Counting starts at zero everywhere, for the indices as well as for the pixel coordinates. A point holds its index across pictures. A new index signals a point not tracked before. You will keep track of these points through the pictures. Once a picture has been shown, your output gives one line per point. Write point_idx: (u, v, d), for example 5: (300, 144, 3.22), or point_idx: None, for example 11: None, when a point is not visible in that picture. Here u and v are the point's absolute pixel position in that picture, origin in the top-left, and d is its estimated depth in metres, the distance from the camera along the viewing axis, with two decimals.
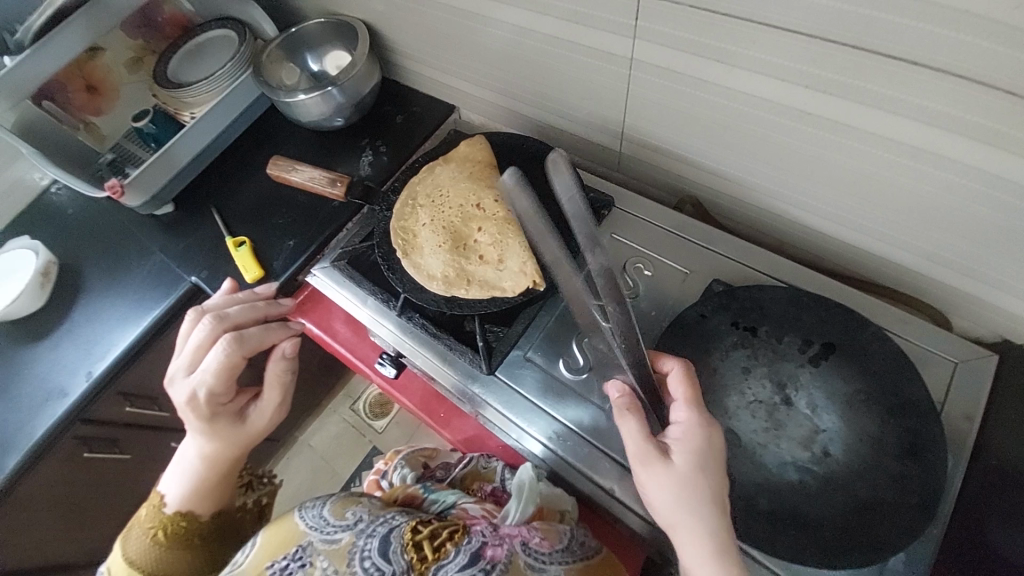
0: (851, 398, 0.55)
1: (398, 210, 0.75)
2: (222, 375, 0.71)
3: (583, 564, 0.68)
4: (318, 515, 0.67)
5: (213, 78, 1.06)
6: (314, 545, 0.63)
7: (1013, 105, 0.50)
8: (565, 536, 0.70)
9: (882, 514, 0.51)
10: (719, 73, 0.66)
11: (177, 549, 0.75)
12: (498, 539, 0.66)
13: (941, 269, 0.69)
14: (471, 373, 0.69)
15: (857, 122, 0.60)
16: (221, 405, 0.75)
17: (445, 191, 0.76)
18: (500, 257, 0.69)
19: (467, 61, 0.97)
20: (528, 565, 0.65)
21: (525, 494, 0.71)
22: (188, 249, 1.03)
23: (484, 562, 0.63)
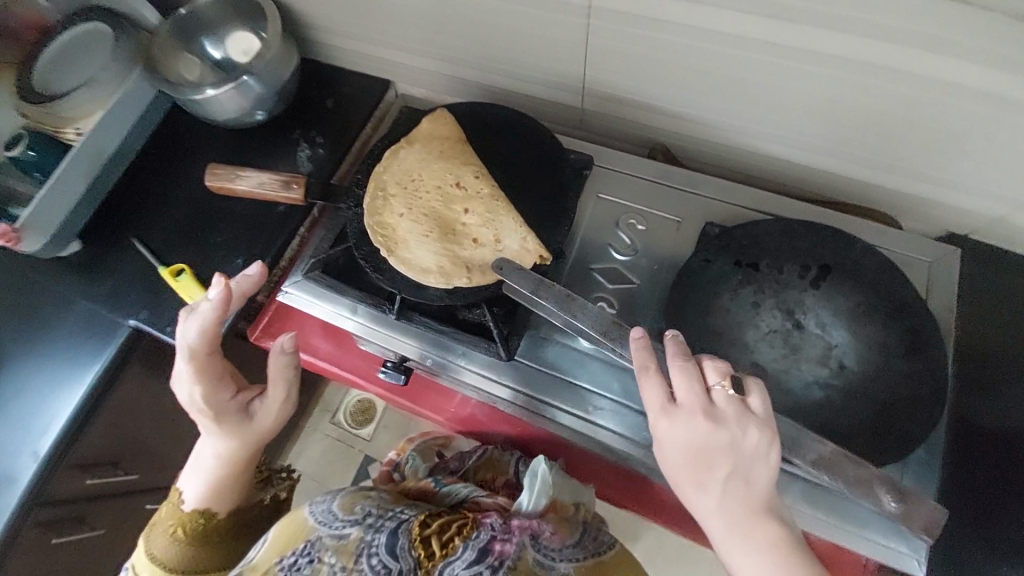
0: (853, 311, 0.60)
1: (369, 204, 0.69)
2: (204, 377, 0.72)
3: (592, 561, 0.73)
4: (328, 511, 0.72)
5: (93, 83, 0.88)
6: (322, 541, 0.68)
7: (967, 13, 0.53)
8: (575, 532, 0.76)
9: (897, 408, 0.57)
10: (686, 13, 0.64)
11: (195, 544, 0.81)
12: (507, 533, 0.71)
13: (899, 177, 0.74)
14: (493, 363, 0.68)
15: (818, 45, 0.62)
16: (225, 404, 0.74)
17: (416, 176, 0.70)
18: (495, 236, 0.65)
19: (399, 28, 0.87)
20: (537, 561, 0.70)
21: (537, 486, 0.79)
22: (115, 290, 0.88)
23: (491, 559, 0.68)
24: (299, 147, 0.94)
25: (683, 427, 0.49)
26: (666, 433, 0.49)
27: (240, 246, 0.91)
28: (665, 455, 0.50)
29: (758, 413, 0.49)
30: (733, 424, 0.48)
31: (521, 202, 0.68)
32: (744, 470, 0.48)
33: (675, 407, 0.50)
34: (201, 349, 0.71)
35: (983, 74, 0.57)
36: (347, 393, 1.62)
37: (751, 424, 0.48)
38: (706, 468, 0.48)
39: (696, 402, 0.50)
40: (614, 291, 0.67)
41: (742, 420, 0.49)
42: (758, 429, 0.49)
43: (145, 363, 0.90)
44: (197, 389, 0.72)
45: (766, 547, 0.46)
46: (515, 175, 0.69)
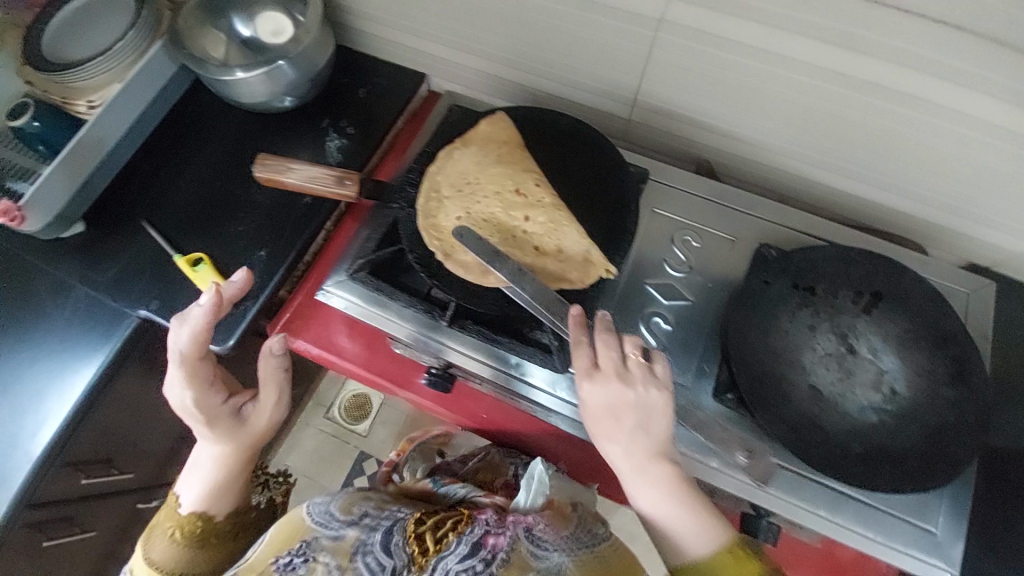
0: (903, 338, 0.61)
1: (424, 206, 0.67)
2: (195, 382, 0.68)
3: (594, 558, 0.61)
4: (327, 511, 0.64)
5: (110, 52, 0.82)
6: (320, 541, 0.61)
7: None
8: (573, 525, 0.65)
9: (947, 433, 0.59)
10: (760, 35, 0.65)
11: (194, 547, 0.71)
12: (500, 527, 0.62)
13: (935, 211, 0.77)
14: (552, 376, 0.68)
15: (884, 79, 0.64)
16: (216, 408, 0.70)
17: (473, 179, 0.68)
18: (558, 246, 0.65)
19: (450, 23, 0.85)
20: (531, 554, 0.60)
21: (534, 485, 0.71)
22: (124, 275, 0.82)
23: (484, 552, 0.59)
24: (330, 136, 0.90)
25: (604, 392, 0.55)
26: (583, 393, 0.56)
27: (256, 239, 0.85)
28: (585, 413, 0.57)
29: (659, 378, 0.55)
30: (639, 387, 0.54)
31: (582, 212, 0.67)
32: (649, 424, 0.55)
33: (596, 373, 0.55)
34: (194, 353, 0.67)
35: None
36: (343, 388, 1.56)
37: (655, 386, 0.55)
38: (616, 424, 0.55)
39: (612, 368, 0.55)
40: (669, 307, 0.68)
41: (648, 383, 0.55)
42: (660, 390, 0.55)
43: (151, 356, 0.84)
44: (187, 393, 0.68)
45: (662, 484, 0.54)
46: (576, 184, 0.68)
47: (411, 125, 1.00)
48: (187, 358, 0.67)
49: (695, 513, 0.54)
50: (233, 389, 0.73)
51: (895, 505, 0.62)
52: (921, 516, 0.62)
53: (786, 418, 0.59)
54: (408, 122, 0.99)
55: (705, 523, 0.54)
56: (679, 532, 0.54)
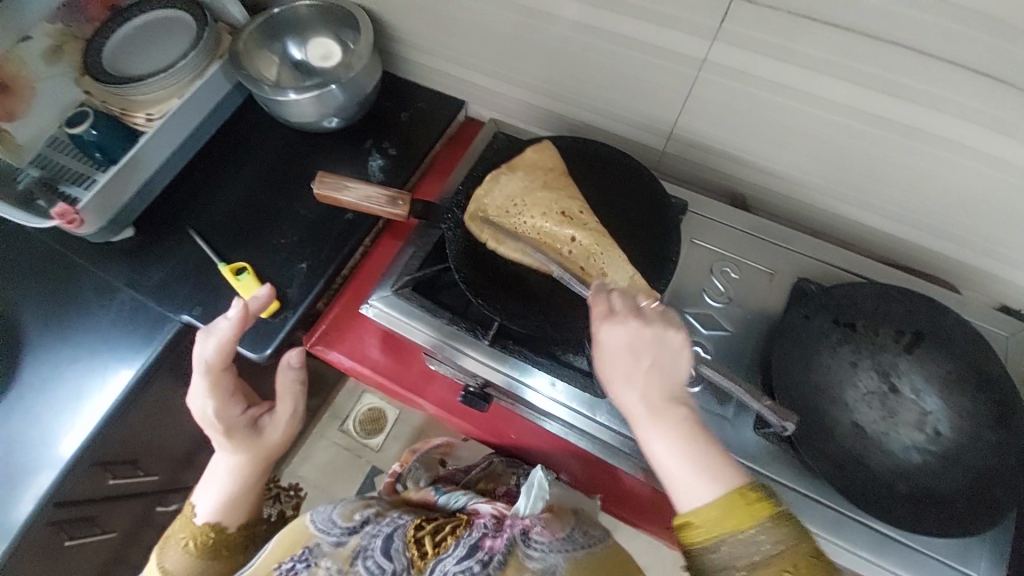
0: (945, 379, 0.61)
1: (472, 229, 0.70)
2: (218, 392, 0.68)
3: (585, 554, 0.65)
4: (329, 519, 0.67)
5: (171, 70, 0.86)
6: (321, 547, 0.64)
7: None
8: (567, 526, 0.67)
9: (994, 478, 0.58)
10: (802, 78, 0.67)
11: (207, 559, 0.70)
12: (498, 532, 0.66)
13: (971, 253, 0.78)
14: (591, 401, 0.68)
15: (922, 125, 0.66)
16: (235, 420, 0.70)
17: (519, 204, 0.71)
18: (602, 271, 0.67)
19: (495, 55, 0.89)
20: (528, 556, 0.63)
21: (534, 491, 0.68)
22: (168, 280, 0.84)
23: (481, 554, 0.62)
24: (373, 157, 0.93)
25: (622, 328, 0.52)
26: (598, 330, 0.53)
27: (298, 250, 0.87)
28: (599, 351, 0.53)
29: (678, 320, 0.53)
30: (658, 324, 0.52)
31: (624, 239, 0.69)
32: (666, 364, 0.52)
33: (613, 310, 0.53)
34: (219, 364, 0.67)
35: None
36: (359, 401, 1.51)
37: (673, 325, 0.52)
38: (632, 361, 0.51)
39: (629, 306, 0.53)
40: (708, 336, 0.69)
41: (664, 321, 0.53)
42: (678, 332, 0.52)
43: (186, 361, 0.85)
44: (210, 401, 0.68)
45: (676, 427, 0.49)
46: (618, 211, 0.71)
47: (450, 147, 1.03)
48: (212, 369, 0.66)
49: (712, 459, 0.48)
50: (249, 402, 0.74)
51: (938, 549, 0.61)
52: (965, 561, 0.60)
53: (830, 454, 0.59)
54: (446, 146, 1.03)
55: (721, 470, 0.48)
56: (691, 480, 0.48)
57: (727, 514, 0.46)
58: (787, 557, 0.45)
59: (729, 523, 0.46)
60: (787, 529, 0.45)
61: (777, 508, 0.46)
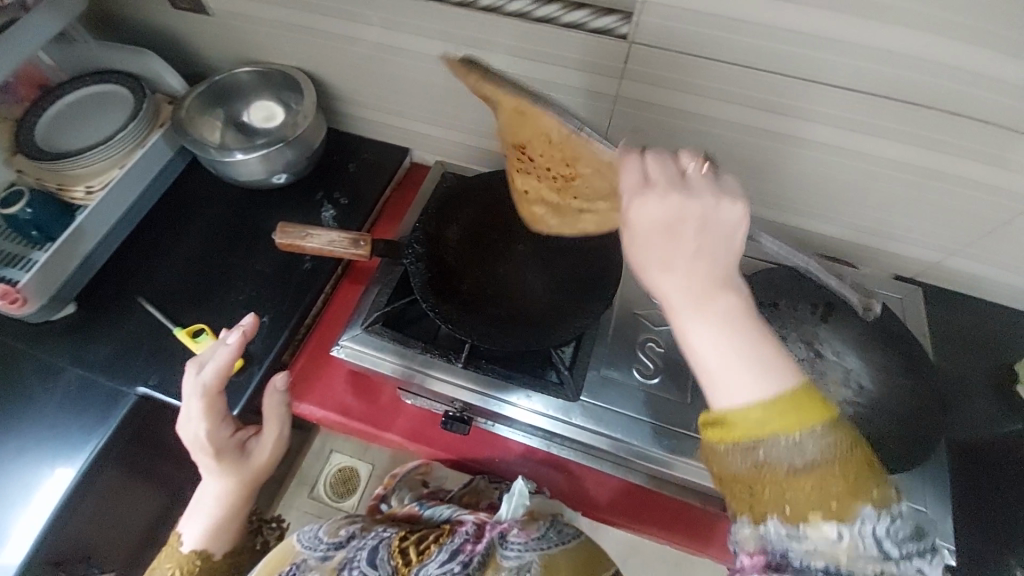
0: (858, 338, 0.72)
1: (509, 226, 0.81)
2: (212, 415, 0.67)
3: (560, 550, 0.69)
4: (315, 536, 0.71)
5: (110, 142, 0.86)
6: (308, 562, 0.68)
7: (912, 111, 0.71)
8: (543, 525, 0.71)
9: (912, 416, 0.68)
10: (699, 102, 0.79)
11: None
12: (479, 537, 0.70)
13: (860, 233, 0.92)
14: (565, 407, 0.72)
15: (801, 132, 0.78)
16: (224, 444, 0.69)
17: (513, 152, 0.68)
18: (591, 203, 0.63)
19: (433, 104, 0.96)
20: (504, 555, 0.68)
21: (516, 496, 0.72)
22: (117, 354, 0.81)
23: (462, 556, 0.67)
24: (325, 207, 0.97)
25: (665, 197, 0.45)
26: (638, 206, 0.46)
27: (260, 302, 0.87)
28: (632, 231, 0.46)
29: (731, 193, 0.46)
30: (704, 196, 0.45)
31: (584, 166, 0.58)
32: (712, 247, 0.46)
33: (655, 182, 0.46)
34: (216, 388, 0.67)
35: (921, 155, 0.76)
36: (328, 461, 1.43)
37: (726, 194, 0.46)
38: (671, 241, 0.45)
39: (668, 182, 0.47)
40: (660, 332, 0.76)
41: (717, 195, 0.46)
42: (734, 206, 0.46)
43: (145, 435, 0.81)
44: (201, 424, 0.66)
45: (725, 323, 0.44)
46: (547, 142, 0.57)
47: (400, 190, 1.08)
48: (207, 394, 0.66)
49: (770, 359, 0.43)
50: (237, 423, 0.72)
51: None
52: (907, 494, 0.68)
53: None
54: (395, 190, 1.08)
55: (776, 369, 0.43)
56: (736, 374, 0.43)
57: (779, 412, 0.42)
58: (837, 461, 0.41)
59: (781, 423, 0.42)
60: (840, 437, 0.42)
61: (836, 414, 0.42)
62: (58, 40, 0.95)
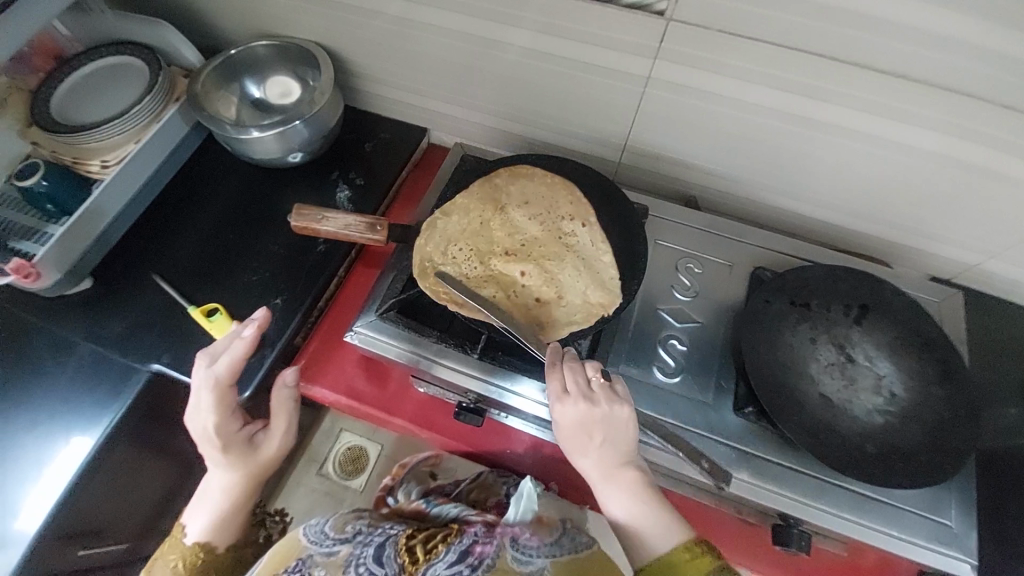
0: (892, 343, 0.68)
1: (580, 211, 0.75)
2: (223, 407, 0.66)
3: (571, 558, 0.68)
4: (321, 531, 0.72)
5: (125, 117, 0.85)
6: (314, 558, 0.68)
7: (969, 102, 0.66)
8: (554, 532, 0.71)
9: (947, 428, 0.64)
10: (735, 87, 0.75)
11: None
12: (488, 538, 0.69)
13: (896, 232, 0.87)
14: None
15: (844, 122, 0.74)
16: (233, 436, 0.67)
17: (534, 211, 0.75)
18: (558, 292, 0.71)
19: (454, 83, 0.93)
20: (515, 559, 0.66)
21: (524, 501, 0.79)
22: (130, 331, 0.81)
23: (471, 559, 0.66)
24: (340, 187, 0.95)
25: (581, 406, 0.59)
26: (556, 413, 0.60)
27: (274, 284, 0.86)
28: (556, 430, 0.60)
29: (622, 394, 0.60)
30: (604, 404, 0.59)
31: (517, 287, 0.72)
32: (615, 436, 0.60)
33: (573, 392, 0.59)
34: (228, 379, 0.66)
35: (974, 151, 0.71)
36: (337, 441, 1.44)
37: (619, 400, 0.60)
38: (583, 441, 0.59)
39: (583, 394, 0.59)
40: (682, 329, 0.74)
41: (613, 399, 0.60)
42: (623, 405, 0.60)
43: (159, 413, 0.82)
44: (211, 417, 0.65)
45: (631, 493, 0.59)
46: (486, 270, 0.73)
47: (416, 172, 1.06)
48: (217, 387, 0.65)
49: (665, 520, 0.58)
50: (246, 416, 0.71)
51: (911, 502, 0.65)
52: (936, 510, 0.65)
53: (804, 424, 0.64)
54: (412, 172, 1.05)
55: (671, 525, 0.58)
56: (645, 538, 0.58)
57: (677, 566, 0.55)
58: None
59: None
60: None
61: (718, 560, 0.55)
62: (74, 8, 0.93)
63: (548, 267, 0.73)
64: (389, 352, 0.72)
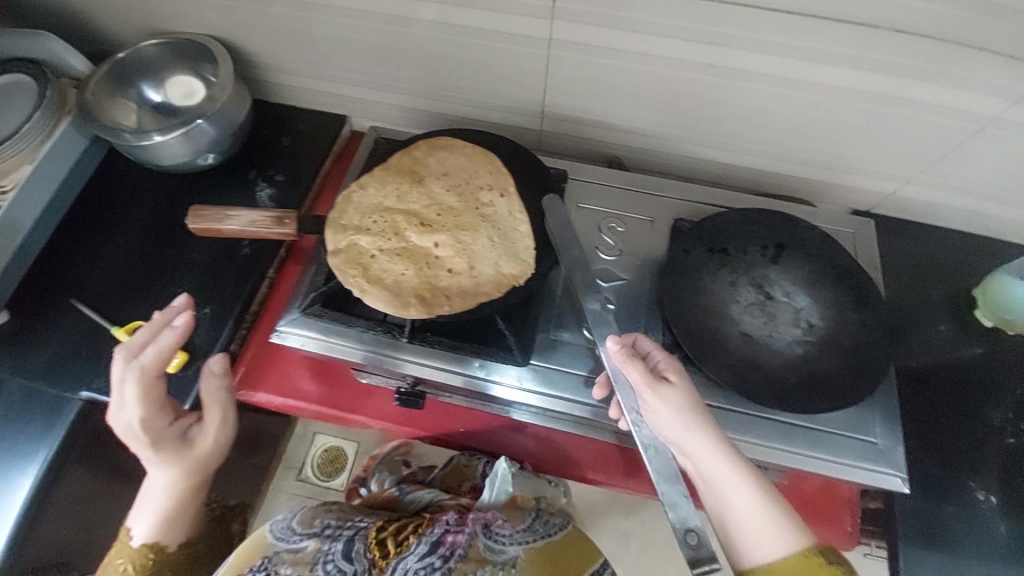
0: (808, 277, 0.70)
1: (496, 180, 0.73)
2: (149, 402, 0.63)
3: (545, 542, 0.74)
4: (287, 527, 0.73)
5: (17, 136, 0.80)
6: (280, 555, 0.69)
7: (862, 33, 0.67)
8: (529, 518, 0.77)
9: (866, 349, 0.66)
10: (639, 41, 0.74)
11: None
12: (460, 527, 0.74)
13: (813, 168, 0.89)
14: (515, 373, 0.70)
15: (747, 65, 0.74)
16: (162, 431, 0.65)
17: (452, 182, 0.73)
18: (469, 263, 0.68)
19: (361, 64, 0.90)
20: (488, 548, 0.71)
21: (497, 483, 0.86)
22: (56, 360, 0.78)
23: (442, 549, 0.70)
24: (260, 185, 0.92)
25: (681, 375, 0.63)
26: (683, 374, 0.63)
27: (200, 293, 0.83)
28: (687, 389, 0.61)
29: None
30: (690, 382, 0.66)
31: (427, 262, 0.68)
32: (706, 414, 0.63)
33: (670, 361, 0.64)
34: (154, 370, 0.63)
35: (874, 81, 0.72)
36: (312, 445, 1.43)
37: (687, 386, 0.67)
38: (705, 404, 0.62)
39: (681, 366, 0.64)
40: (611, 288, 0.74)
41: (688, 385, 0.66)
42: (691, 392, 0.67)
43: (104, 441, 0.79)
44: (134, 413, 0.63)
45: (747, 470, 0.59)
46: (397, 246, 0.69)
47: (340, 163, 1.04)
48: (138, 380, 0.62)
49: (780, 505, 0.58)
50: (179, 410, 0.69)
51: (835, 424, 0.68)
52: (859, 428, 0.68)
53: (728, 363, 0.66)
54: (335, 163, 1.03)
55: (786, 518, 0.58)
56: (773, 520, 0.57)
57: None
58: None
59: None
60: None
61: None
62: None
63: (463, 237, 0.70)
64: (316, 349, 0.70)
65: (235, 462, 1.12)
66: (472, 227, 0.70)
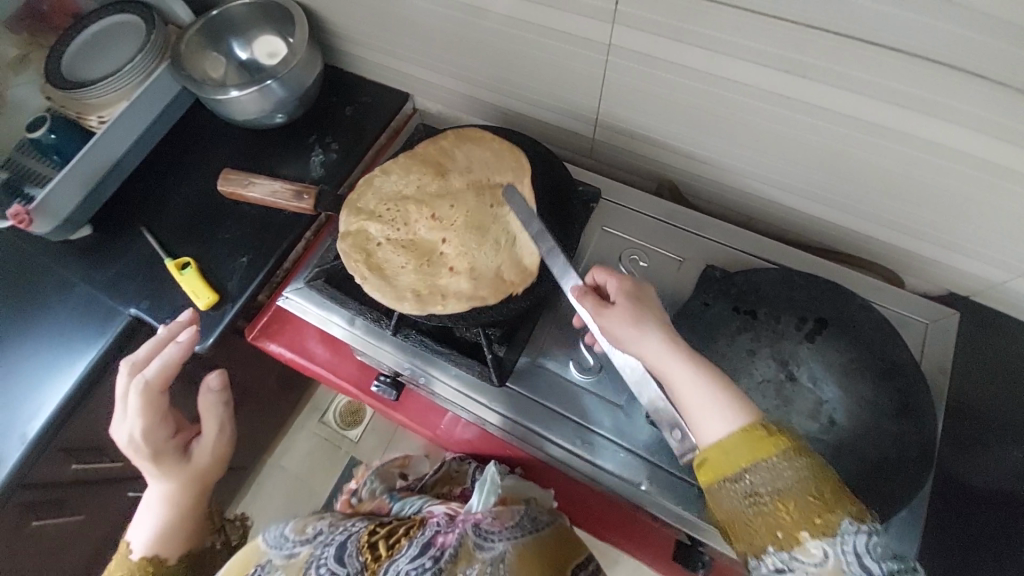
0: (844, 366, 0.59)
1: (518, 185, 0.69)
2: (151, 415, 0.71)
3: (533, 538, 0.70)
4: (281, 535, 0.73)
5: (120, 75, 0.90)
6: (273, 562, 0.69)
7: (992, 90, 0.53)
8: (516, 514, 0.73)
9: (888, 469, 0.57)
10: (707, 60, 0.65)
11: None
12: (450, 527, 0.69)
13: (900, 235, 0.75)
14: (496, 394, 0.71)
15: (834, 105, 0.62)
16: (162, 444, 0.73)
17: (475, 181, 0.71)
18: (467, 269, 0.67)
19: (423, 45, 0.90)
20: (477, 545, 0.67)
21: (486, 485, 0.75)
22: (118, 276, 0.89)
23: (434, 550, 0.64)
24: (313, 151, 0.96)
25: (627, 288, 0.59)
26: (628, 285, 0.59)
27: (242, 241, 0.90)
28: (628, 300, 0.58)
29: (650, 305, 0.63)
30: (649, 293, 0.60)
31: (428, 259, 0.68)
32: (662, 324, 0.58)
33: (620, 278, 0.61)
34: (156, 386, 0.71)
35: (997, 150, 0.58)
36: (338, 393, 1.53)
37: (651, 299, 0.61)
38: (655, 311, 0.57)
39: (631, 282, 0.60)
40: None
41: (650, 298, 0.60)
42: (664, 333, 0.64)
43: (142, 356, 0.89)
44: (138, 425, 0.71)
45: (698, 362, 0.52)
46: (404, 237, 0.69)
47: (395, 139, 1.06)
48: (141, 394, 0.71)
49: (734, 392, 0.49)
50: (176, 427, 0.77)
51: None
52: None
53: None
54: (390, 138, 1.05)
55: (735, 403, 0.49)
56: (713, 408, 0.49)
57: None
58: None
59: None
60: None
61: None
62: None
63: (470, 241, 0.68)
64: (330, 328, 0.76)
65: (261, 397, 1.23)
66: (481, 232, 0.68)
